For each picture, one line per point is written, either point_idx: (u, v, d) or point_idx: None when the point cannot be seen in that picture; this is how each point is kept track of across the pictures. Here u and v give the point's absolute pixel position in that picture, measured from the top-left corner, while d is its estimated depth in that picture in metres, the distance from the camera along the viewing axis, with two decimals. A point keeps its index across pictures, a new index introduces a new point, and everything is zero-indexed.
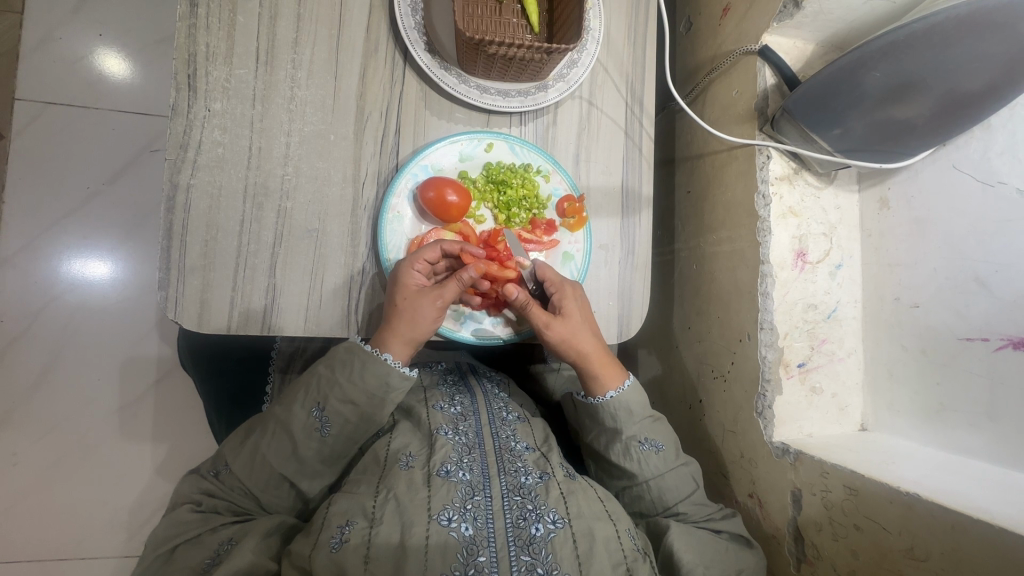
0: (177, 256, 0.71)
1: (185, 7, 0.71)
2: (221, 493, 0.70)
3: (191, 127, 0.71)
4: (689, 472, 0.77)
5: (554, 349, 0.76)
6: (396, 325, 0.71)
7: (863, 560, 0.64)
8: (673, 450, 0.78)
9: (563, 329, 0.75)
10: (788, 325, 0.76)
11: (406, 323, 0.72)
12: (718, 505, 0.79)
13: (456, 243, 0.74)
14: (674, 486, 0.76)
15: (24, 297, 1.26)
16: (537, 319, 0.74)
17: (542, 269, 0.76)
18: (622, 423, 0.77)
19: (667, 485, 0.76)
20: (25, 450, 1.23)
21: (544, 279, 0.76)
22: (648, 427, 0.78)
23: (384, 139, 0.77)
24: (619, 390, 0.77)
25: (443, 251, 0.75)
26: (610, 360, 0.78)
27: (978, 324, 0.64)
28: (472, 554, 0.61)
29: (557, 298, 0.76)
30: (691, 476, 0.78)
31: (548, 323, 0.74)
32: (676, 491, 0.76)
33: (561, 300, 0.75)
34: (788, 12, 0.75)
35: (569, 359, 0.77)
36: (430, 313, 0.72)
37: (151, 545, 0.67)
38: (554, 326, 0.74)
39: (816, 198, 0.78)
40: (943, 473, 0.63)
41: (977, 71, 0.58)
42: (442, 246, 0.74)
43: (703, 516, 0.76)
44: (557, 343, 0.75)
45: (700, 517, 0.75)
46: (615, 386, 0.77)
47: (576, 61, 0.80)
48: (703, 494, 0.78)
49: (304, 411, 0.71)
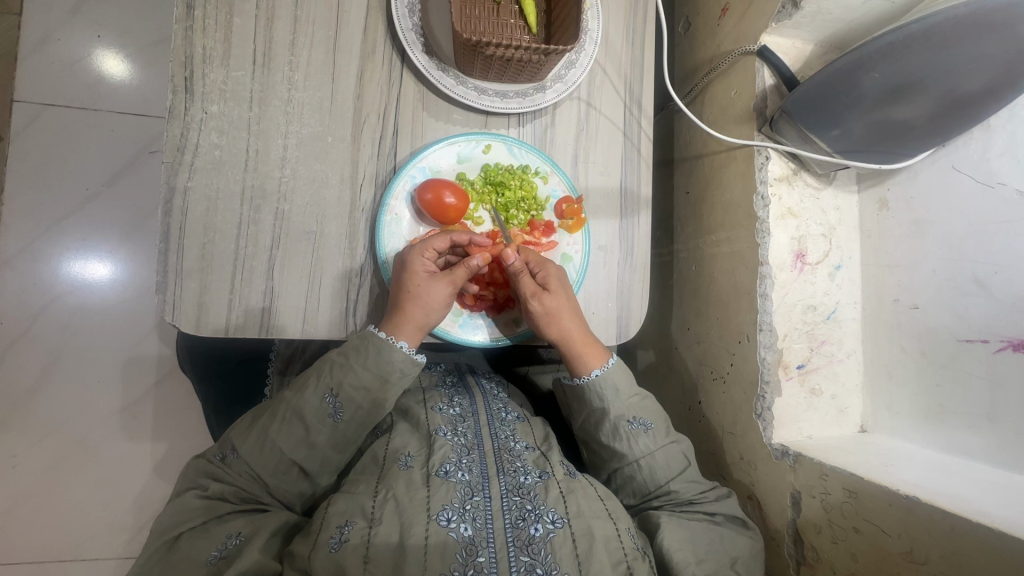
0: (175, 259, 0.70)
1: (183, 9, 0.71)
2: (229, 477, 0.69)
3: (189, 129, 0.71)
4: (678, 450, 0.77)
5: (540, 325, 0.75)
6: (408, 310, 0.71)
7: (862, 562, 0.64)
8: (662, 428, 0.78)
9: (551, 302, 0.74)
10: (787, 326, 0.76)
11: (420, 308, 0.72)
12: (712, 485, 0.79)
13: (465, 235, 0.75)
14: (664, 465, 0.76)
15: (24, 297, 1.26)
16: (524, 288, 0.74)
17: (524, 252, 0.77)
18: (610, 403, 0.77)
19: (657, 464, 0.76)
20: (25, 452, 1.23)
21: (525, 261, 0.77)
22: (636, 405, 0.78)
23: (382, 140, 0.77)
24: (603, 369, 0.77)
25: (452, 242, 0.75)
26: (599, 346, 0.78)
27: (978, 326, 0.63)
28: (471, 554, 0.61)
29: (542, 278, 0.76)
30: (681, 453, 0.78)
31: (535, 293, 0.74)
32: (667, 470, 0.76)
33: (545, 278, 0.75)
34: (787, 11, 0.75)
35: (554, 339, 0.77)
36: (442, 295, 0.73)
37: (156, 531, 0.66)
38: (545, 309, 0.74)
39: (815, 199, 0.78)
40: (942, 475, 0.63)
41: (977, 72, 0.58)
42: (452, 237, 0.74)
43: (694, 494, 0.76)
44: (541, 317, 0.75)
45: (691, 496, 0.75)
46: (599, 364, 0.77)
47: (575, 62, 0.79)
48: (695, 472, 0.78)
49: (316, 396, 0.71)
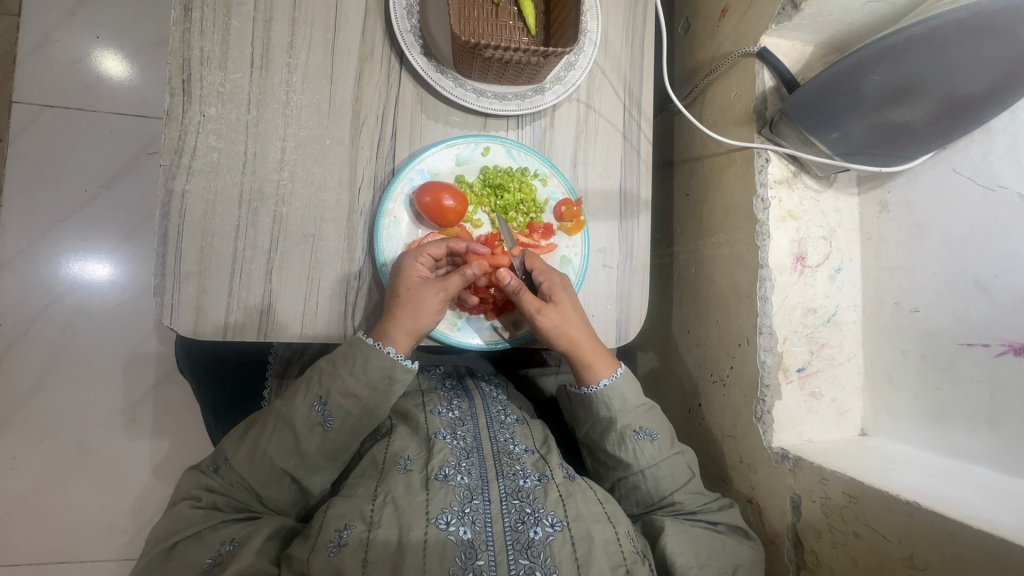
0: (172, 262, 0.70)
1: (180, 11, 0.71)
2: (222, 488, 0.69)
3: (186, 132, 0.71)
4: (683, 461, 0.77)
5: (546, 338, 0.75)
6: (402, 316, 0.71)
7: (862, 566, 0.64)
8: (667, 439, 0.78)
9: (553, 316, 0.74)
10: (788, 329, 0.76)
11: (411, 314, 0.71)
12: (715, 495, 0.79)
13: (462, 242, 0.75)
14: (669, 476, 0.76)
15: (23, 299, 1.25)
16: (527, 305, 0.73)
17: (531, 259, 0.76)
18: (618, 413, 0.77)
19: (662, 474, 0.76)
20: (24, 454, 1.22)
21: (532, 268, 0.76)
22: (641, 415, 0.78)
23: (381, 143, 0.77)
24: (611, 379, 0.77)
25: (449, 249, 0.75)
26: (603, 358, 0.78)
27: (978, 329, 0.63)
28: (471, 557, 0.60)
29: (547, 288, 0.76)
30: (686, 465, 0.77)
31: (540, 308, 0.73)
32: (672, 480, 0.76)
33: (551, 287, 0.75)
34: (787, 13, 0.75)
35: (560, 350, 0.77)
36: (434, 303, 0.72)
37: (151, 542, 0.66)
38: (548, 320, 0.74)
39: (815, 201, 0.78)
40: (943, 479, 0.63)
41: (977, 75, 0.57)
42: (448, 244, 0.75)
43: (698, 505, 0.75)
44: (549, 331, 0.74)
45: (695, 506, 0.75)
46: (607, 375, 0.77)
47: (574, 63, 0.79)
48: (699, 483, 0.77)
49: (306, 405, 0.71)
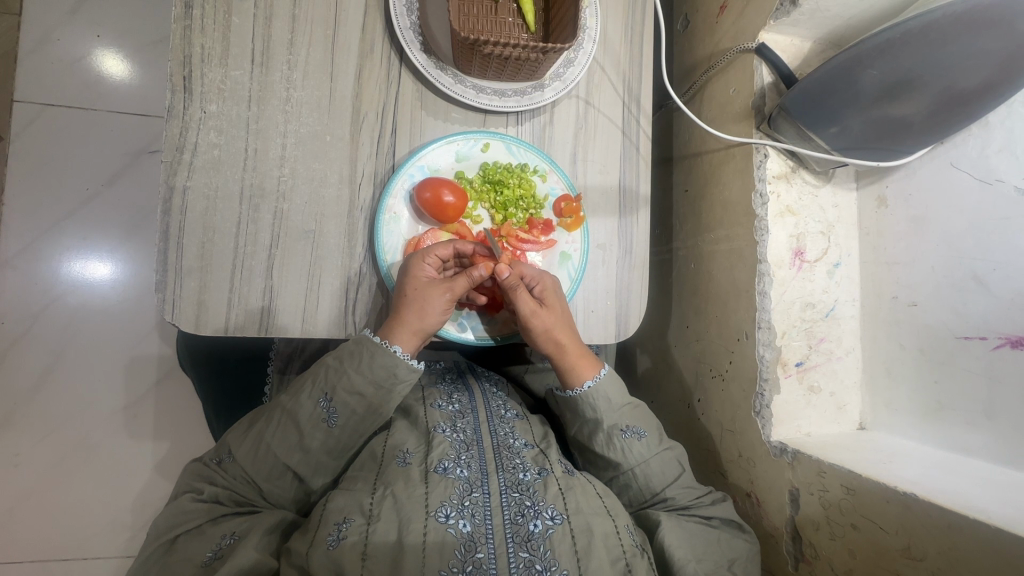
0: (174, 257, 0.71)
1: (181, 8, 0.71)
2: (225, 482, 0.70)
3: (188, 129, 0.71)
4: (673, 457, 0.78)
5: (538, 340, 0.76)
6: (405, 316, 0.71)
7: (861, 558, 0.64)
8: (656, 436, 0.78)
9: (548, 319, 0.75)
10: (786, 324, 0.76)
11: (416, 314, 0.72)
12: (708, 490, 0.79)
13: (468, 244, 0.76)
14: (659, 472, 0.76)
15: (25, 297, 1.26)
16: (525, 308, 0.73)
17: (519, 267, 0.76)
18: (611, 411, 0.77)
19: (653, 471, 0.76)
20: (27, 451, 1.23)
21: (523, 275, 0.76)
22: (627, 414, 0.78)
23: (381, 139, 0.77)
24: (594, 381, 0.78)
25: (455, 249, 0.76)
26: (588, 361, 0.78)
27: (976, 323, 0.63)
28: (471, 550, 0.61)
29: (540, 292, 0.76)
30: (677, 460, 0.78)
31: (534, 312, 0.74)
32: (662, 477, 0.76)
33: (543, 291, 0.76)
34: (785, 9, 0.75)
35: (549, 353, 0.77)
36: (439, 304, 0.72)
37: (152, 535, 0.66)
38: (540, 325, 0.74)
39: (814, 197, 0.78)
40: (940, 472, 0.63)
41: (975, 68, 0.58)
42: (455, 245, 0.75)
43: (690, 500, 0.76)
44: (542, 334, 0.75)
45: (688, 501, 0.76)
46: (591, 376, 0.78)
47: (573, 60, 0.80)
48: (692, 479, 0.78)
49: (312, 401, 0.71)
